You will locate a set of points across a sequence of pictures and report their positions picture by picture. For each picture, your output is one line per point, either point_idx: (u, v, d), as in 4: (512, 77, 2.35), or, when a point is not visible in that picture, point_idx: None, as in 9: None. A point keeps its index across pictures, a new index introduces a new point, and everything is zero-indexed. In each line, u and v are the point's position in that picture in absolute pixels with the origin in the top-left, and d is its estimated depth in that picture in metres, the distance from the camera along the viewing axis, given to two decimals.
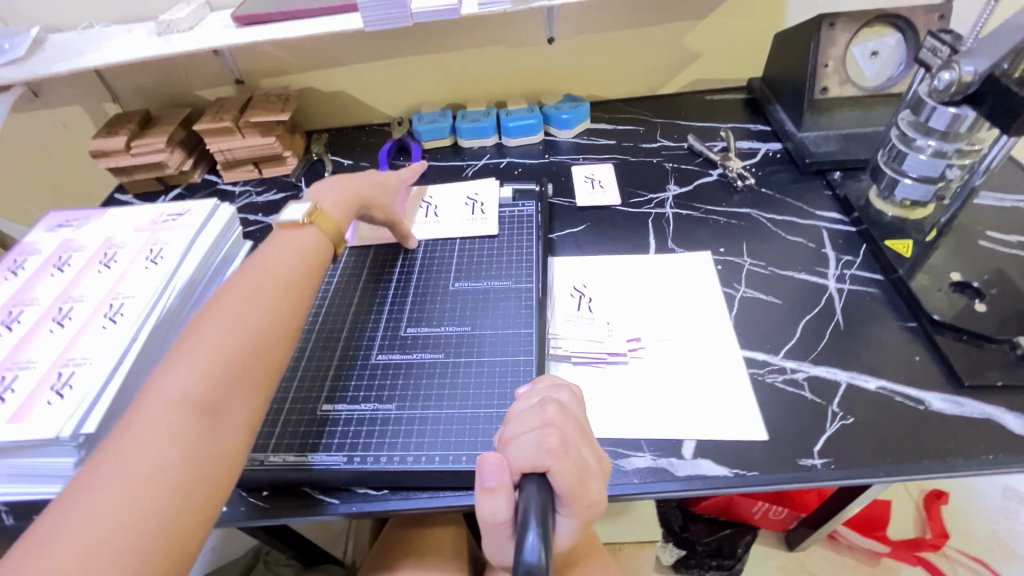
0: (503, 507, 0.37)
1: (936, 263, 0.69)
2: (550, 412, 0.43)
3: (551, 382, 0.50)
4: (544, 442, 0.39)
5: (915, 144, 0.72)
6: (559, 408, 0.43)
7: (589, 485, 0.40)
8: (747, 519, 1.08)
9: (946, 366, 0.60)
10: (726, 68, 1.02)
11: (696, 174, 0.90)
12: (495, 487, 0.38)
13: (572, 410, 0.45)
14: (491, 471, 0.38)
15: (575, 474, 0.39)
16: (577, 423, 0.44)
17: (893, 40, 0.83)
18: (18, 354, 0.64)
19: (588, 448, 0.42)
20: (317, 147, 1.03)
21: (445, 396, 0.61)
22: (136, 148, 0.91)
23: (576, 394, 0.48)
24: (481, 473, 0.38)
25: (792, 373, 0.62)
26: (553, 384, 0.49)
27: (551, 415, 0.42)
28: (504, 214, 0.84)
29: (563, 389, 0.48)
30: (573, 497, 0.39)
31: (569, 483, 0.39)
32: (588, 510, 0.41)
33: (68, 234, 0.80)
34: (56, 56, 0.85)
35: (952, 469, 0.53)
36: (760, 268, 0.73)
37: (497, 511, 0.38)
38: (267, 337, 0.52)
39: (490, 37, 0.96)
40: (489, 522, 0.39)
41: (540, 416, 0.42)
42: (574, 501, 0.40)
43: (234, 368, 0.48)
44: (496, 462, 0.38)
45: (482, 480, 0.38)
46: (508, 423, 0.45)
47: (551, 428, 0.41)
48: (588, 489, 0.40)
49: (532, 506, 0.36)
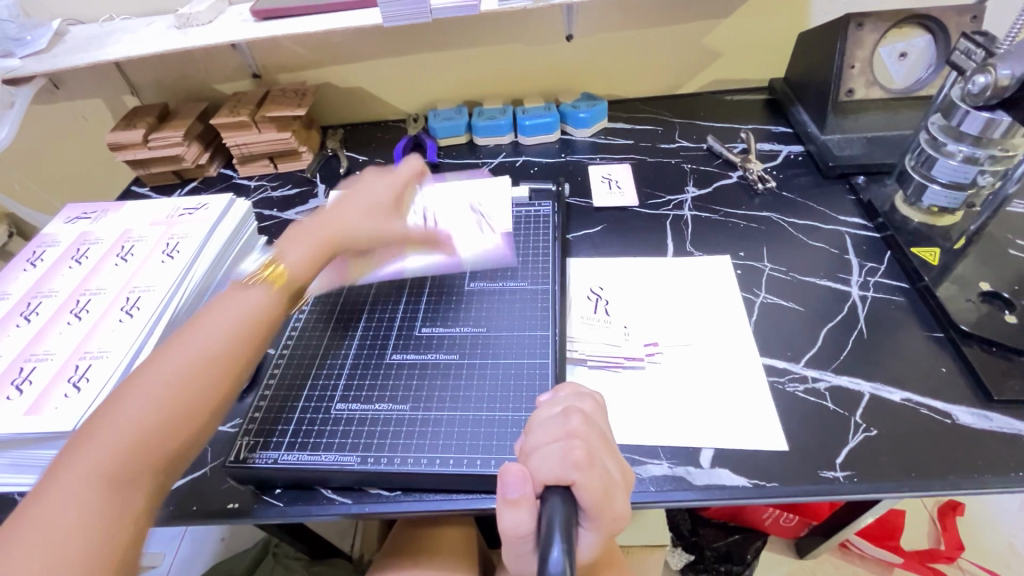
0: (527, 519, 0.37)
1: (964, 271, 0.67)
2: (575, 423, 0.42)
3: (570, 390, 0.50)
4: (570, 455, 0.39)
5: (945, 149, 0.70)
6: (584, 419, 0.43)
7: (614, 499, 0.40)
8: (756, 524, 1.07)
9: (974, 379, 0.59)
10: (747, 68, 1.00)
11: (715, 175, 0.88)
12: (518, 500, 0.37)
13: (597, 421, 0.45)
14: (514, 482, 0.37)
15: (600, 486, 0.39)
16: (601, 434, 0.44)
17: (923, 42, 0.81)
18: (36, 345, 0.64)
19: (612, 460, 0.42)
20: (332, 143, 1.02)
21: (460, 398, 0.60)
22: (154, 141, 0.91)
23: (598, 402, 0.49)
24: (503, 485, 0.37)
25: (814, 382, 0.60)
26: (576, 392, 0.49)
27: (576, 426, 0.42)
28: (520, 214, 0.83)
29: (586, 398, 0.48)
30: (598, 510, 0.39)
31: (594, 496, 0.38)
32: (611, 523, 0.40)
33: (86, 227, 0.81)
34: (76, 49, 0.85)
35: (979, 485, 0.51)
36: (781, 273, 0.72)
37: (520, 524, 0.37)
38: (183, 425, 0.46)
39: (508, 34, 0.95)
40: (511, 536, 0.38)
41: (564, 427, 0.42)
42: (599, 514, 0.39)
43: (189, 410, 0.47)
44: (519, 474, 0.38)
45: (504, 491, 0.37)
46: (530, 432, 0.44)
47: (577, 440, 0.41)
48: (612, 502, 0.39)
49: (557, 519, 0.36)
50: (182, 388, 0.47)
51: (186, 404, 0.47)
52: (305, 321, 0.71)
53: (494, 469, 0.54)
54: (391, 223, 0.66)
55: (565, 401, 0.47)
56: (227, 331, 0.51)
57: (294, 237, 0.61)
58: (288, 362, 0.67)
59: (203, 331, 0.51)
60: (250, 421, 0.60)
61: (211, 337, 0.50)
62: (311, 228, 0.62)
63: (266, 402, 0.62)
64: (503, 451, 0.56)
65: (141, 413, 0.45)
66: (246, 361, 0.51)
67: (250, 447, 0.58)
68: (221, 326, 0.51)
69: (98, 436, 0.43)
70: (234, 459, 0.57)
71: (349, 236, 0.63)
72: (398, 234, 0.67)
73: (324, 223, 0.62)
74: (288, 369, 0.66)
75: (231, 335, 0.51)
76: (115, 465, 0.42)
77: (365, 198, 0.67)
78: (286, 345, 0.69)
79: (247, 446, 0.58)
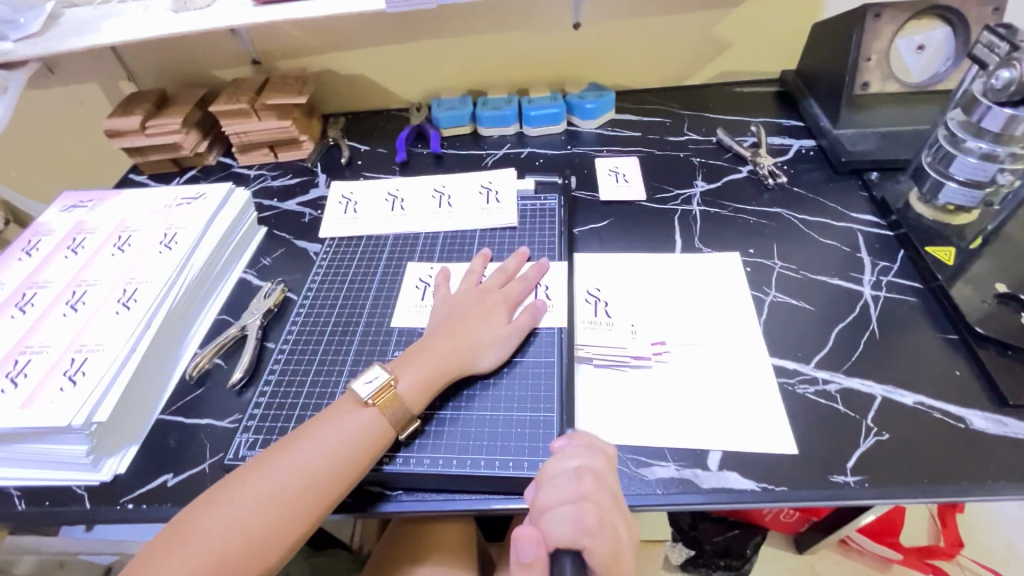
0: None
1: (979, 271, 0.66)
2: (586, 484, 0.45)
3: (584, 439, 0.50)
4: (582, 520, 0.42)
5: (965, 145, 0.69)
6: (595, 480, 0.45)
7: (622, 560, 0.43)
8: (757, 520, 1.04)
9: (988, 382, 0.58)
10: (758, 59, 0.98)
11: (725, 170, 0.86)
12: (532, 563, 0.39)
13: (607, 480, 0.46)
14: (527, 546, 0.39)
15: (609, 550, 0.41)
16: (612, 493, 0.46)
17: (942, 34, 0.78)
18: (31, 337, 0.63)
19: (622, 520, 0.45)
20: (334, 132, 1.00)
21: (464, 397, 0.59)
22: (151, 128, 0.89)
23: (608, 455, 0.49)
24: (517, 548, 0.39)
25: (824, 384, 0.59)
26: (587, 444, 0.49)
27: (586, 487, 0.44)
28: (524, 207, 0.81)
29: (597, 453, 0.49)
30: None
31: None
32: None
33: (82, 216, 0.79)
34: (71, 32, 0.83)
35: (992, 492, 0.50)
36: (791, 272, 0.70)
37: None
38: (279, 515, 0.47)
39: (514, 21, 0.92)
40: None
41: (575, 488, 0.44)
42: None
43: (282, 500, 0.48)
44: (532, 538, 0.39)
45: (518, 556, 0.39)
46: (542, 485, 0.46)
47: (589, 504, 0.43)
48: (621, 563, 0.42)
49: None
50: (287, 504, 0.48)
51: (289, 514, 0.48)
52: (305, 316, 0.70)
53: (498, 469, 0.53)
54: (490, 301, 0.64)
55: (578, 455, 0.47)
56: (330, 453, 0.50)
57: (404, 358, 0.58)
58: (289, 357, 0.66)
59: (312, 446, 0.51)
60: (249, 418, 0.60)
61: (313, 457, 0.50)
62: (421, 353, 0.58)
63: (267, 396, 0.62)
64: (506, 450, 0.55)
65: (248, 510, 0.47)
66: (349, 480, 0.50)
67: (250, 444, 0.58)
68: (330, 447, 0.51)
69: (207, 525, 0.46)
70: (233, 456, 0.57)
71: (456, 367, 0.58)
72: (498, 337, 0.61)
73: (430, 354, 0.58)
74: (288, 365, 0.65)
75: (333, 469, 0.50)
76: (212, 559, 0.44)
77: (457, 297, 0.65)
78: (287, 339, 0.68)
79: (247, 444, 0.58)
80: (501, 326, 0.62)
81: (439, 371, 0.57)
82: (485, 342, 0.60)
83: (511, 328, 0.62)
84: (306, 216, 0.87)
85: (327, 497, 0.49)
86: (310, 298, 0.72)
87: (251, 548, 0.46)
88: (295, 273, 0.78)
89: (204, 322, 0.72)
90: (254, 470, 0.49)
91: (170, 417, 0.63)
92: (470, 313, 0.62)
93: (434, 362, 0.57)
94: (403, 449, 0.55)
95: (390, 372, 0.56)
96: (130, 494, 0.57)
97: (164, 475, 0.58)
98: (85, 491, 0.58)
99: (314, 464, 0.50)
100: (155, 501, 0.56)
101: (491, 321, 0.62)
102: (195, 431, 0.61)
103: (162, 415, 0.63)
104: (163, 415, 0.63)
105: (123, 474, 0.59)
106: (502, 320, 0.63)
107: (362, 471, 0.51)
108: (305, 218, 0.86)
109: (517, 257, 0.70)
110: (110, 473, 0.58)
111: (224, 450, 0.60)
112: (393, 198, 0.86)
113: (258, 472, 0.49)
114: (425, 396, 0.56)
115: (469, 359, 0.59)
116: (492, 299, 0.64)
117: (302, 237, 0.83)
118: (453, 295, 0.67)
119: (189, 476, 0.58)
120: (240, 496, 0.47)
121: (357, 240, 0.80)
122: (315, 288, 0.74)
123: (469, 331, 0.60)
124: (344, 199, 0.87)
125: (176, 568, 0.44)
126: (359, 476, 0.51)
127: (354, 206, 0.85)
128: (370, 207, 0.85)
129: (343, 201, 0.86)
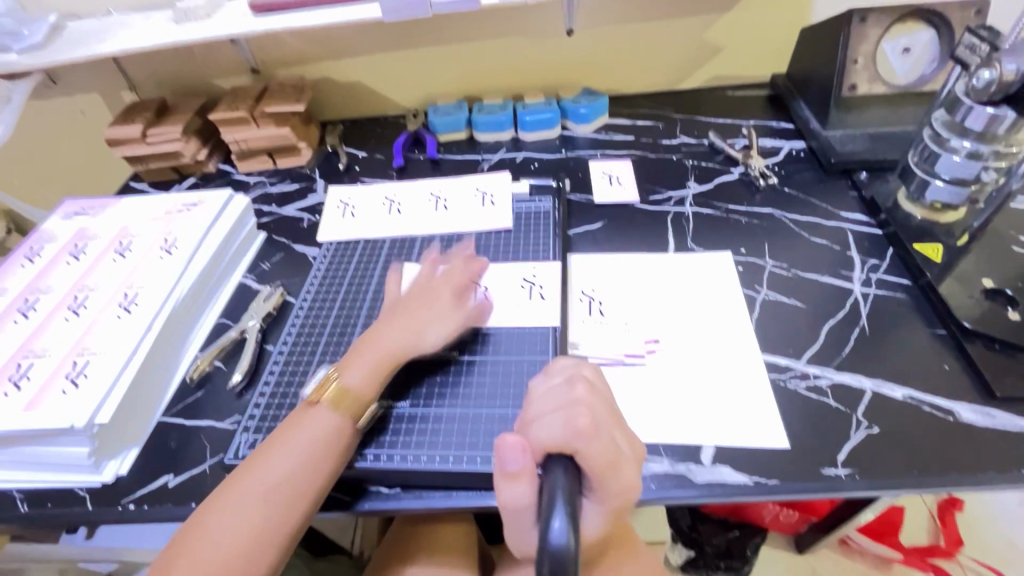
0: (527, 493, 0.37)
1: (966, 268, 0.67)
2: (579, 393, 0.43)
3: (564, 360, 0.49)
4: (573, 424, 0.40)
5: (949, 144, 0.71)
6: (588, 388, 0.44)
7: (619, 471, 0.40)
8: (757, 521, 1.06)
9: (977, 376, 0.59)
10: (749, 63, 1.00)
11: (716, 171, 0.88)
12: (518, 472, 0.38)
13: (601, 389, 0.45)
14: (513, 455, 0.38)
15: (604, 458, 0.39)
16: (606, 404, 0.44)
17: (927, 37, 0.80)
18: (34, 342, 0.64)
19: (618, 432, 0.43)
20: (332, 138, 1.02)
21: (420, 395, 0.60)
22: (152, 136, 0.91)
23: (597, 369, 0.49)
24: (503, 457, 0.38)
25: (815, 379, 0.60)
26: (571, 360, 0.49)
27: (580, 395, 0.43)
28: (519, 210, 0.82)
29: (585, 363, 0.49)
30: (602, 481, 0.40)
31: (596, 465, 0.39)
32: (618, 497, 0.41)
33: (84, 222, 0.80)
34: (74, 43, 0.85)
35: (981, 482, 0.51)
36: (782, 270, 0.72)
37: (520, 496, 0.38)
38: (276, 511, 0.49)
39: (509, 28, 0.94)
40: (512, 510, 0.38)
41: (567, 396, 0.43)
42: (603, 487, 0.40)
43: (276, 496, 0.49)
44: (518, 447, 0.38)
45: (503, 464, 0.38)
46: (530, 402, 0.45)
47: (580, 409, 0.41)
48: (618, 474, 0.40)
49: (560, 487, 0.36)
50: (271, 506, 0.49)
51: (275, 515, 0.48)
52: (304, 318, 0.71)
53: (494, 465, 0.54)
54: (435, 285, 0.64)
55: (565, 369, 0.48)
56: (313, 445, 0.52)
57: (350, 354, 0.59)
58: (288, 358, 0.67)
59: (295, 442, 0.52)
60: (249, 419, 0.61)
61: (298, 453, 0.51)
62: (365, 345, 0.59)
63: (266, 397, 0.63)
64: None
65: (246, 510, 0.48)
66: (327, 475, 0.51)
67: (250, 445, 0.59)
68: (302, 447, 0.52)
69: (198, 538, 0.47)
70: (232, 456, 0.58)
71: (401, 352, 0.59)
72: (441, 325, 0.62)
73: (374, 347, 0.59)
74: (288, 366, 0.66)
75: (310, 466, 0.51)
76: (221, 559, 0.46)
77: (403, 291, 0.66)
78: (286, 341, 0.69)
79: (247, 444, 0.59)
80: (445, 308, 0.62)
81: (381, 359, 0.58)
82: (428, 324, 0.61)
83: (455, 317, 0.63)
84: (304, 221, 0.88)
85: (317, 486, 0.51)
86: (308, 300, 0.74)
87: (245, 554, 0.47)
88: (294, 276, 0.79)
89: (205, 326, 0.73)
90: (234, 481, 0.50)
91: (171, 418, 0.64)
92: (415, 300, 0.63)
93: (376, 351, 0.58)
94: (397, 444, 0.56)
95: (339, 367, 0.57)
96: (132, 495, 0.58)
97: (165, 476, 0.59)
98: (86, 492, 0.59)
99: (300, 458, 0.51)
100: (156, 502, 0.57)
101: (436, 305, 0.62)
102: (196, 433, 0.62)
103: (162, 418, 0.64)
104: (163, 418, 0.64)
105: (125, 476, 0.59)
106: (450, 304, 0.63)
107: (338, 464, 0.52)
108: (303, 223, 0.88)
109: (494, 255, 0.71)
110: (112, 474, 0.59)
111: (223, 450, 0.60)
112: (390, 202, 0.87)
113: (238, 482, 0.50)
114: (375, 386, 0.57)
115: (414, 346, 0.60)
116: (438, 284, 0.64)
117: (300, 242, 0.84)
118: (400, 290, 0.68)
119: (189, 476, 0.58)
120: (235, 499, 0.49)
121: (355, 243, 0.81)
122: (313, 291, 0.75)
123: (414, 321, 0.61)
124: (342, 204, 0.88)
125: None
126: (336, 470, 0.52)
127: (352, 210, 0.87)
128: (368, 211, 0.86)
129: (341, 205, 0.88)
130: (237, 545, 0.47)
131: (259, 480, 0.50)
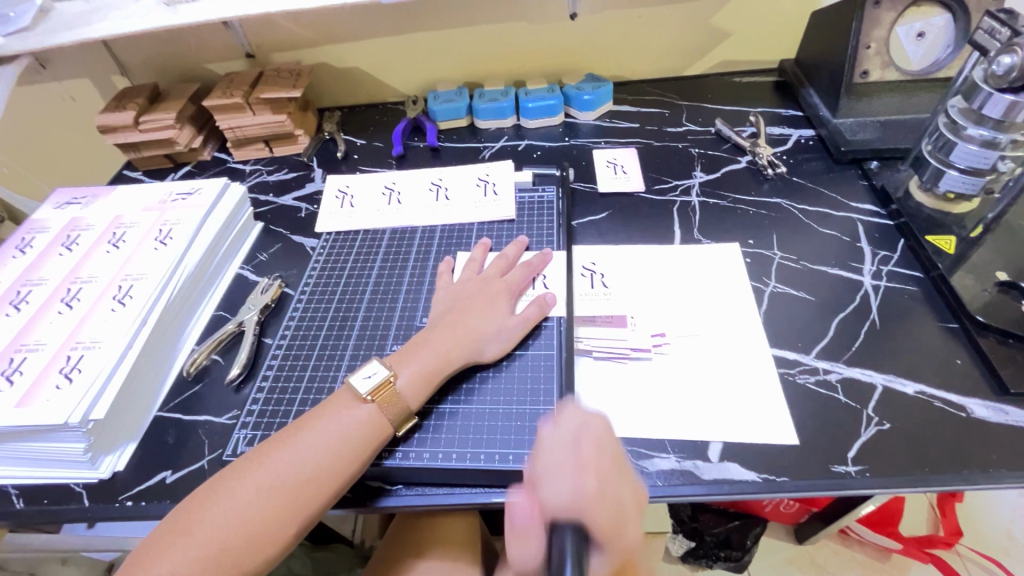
0: (537, 555, 0.38)
1: (979, 260, 0.66)
2: (586, 452, 0.43)
3: (574, 412, 0.47)
4: (581, 490, 0.39)
5: (965, 133, 0.69)
6: (595, 447, 0.43)
7: (628, 528, 0.40)
8: (757, 511, 1.05)
9: (989, 370, 0.57)
10: (756, 48, 0.97)
11: (723, 160, 0.86)
12: (527, 533, 0.39)
13: (607, 445, 0.44)
14: (522, 514, 0.40)
15: (614, 520, 0.38)
16: (611, 459, 0.43)
17: (942, 21, 0.77)
18: (26, 335, 0.62)
19: (624, 487, 0.42)
20: (330, 126, 0.99)
21: (463, 391, 0.59)
22: (145, 123, 0.88)
23: (604, 419, 0.47)
24: (514, 516, 0.40)
25: (825, 374, 0.59)
26: (577, 408, 0.48)
27: (587, 455, 0.43)
28: (522, 200, 0.81)
29: (593, 418, 0.46)
30: (612, 541, 0.38)
31: (607, 528, 0.38)
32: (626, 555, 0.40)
33: (76, 212, 0.78)
34: (62, 26, 0.82)
35: (993, 480, 0.50)
36: (791, 262, 0.70)
37: (530, 559, 0.38)
38: (281, 509, 0.47)
39: (510, 12, 0.91)
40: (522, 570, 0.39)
41: (573, 455, 0.42)
42: (614, 545, 0.38)
43: (283, 494, 0.47)
44: (527, 507, 0.40)
45: (515, 522, 0.40)
46: (538, 456, 0.44)
47: (588, 474, 0.41)
48: (627, 532, 0.39)
49: (570, 546, 0.35)
50: (286, 498, 0.47)
51: (289, 508, 0.47)
52: (303, 312, 0.70)
53: (498, 463, 0.53)
54: (492, 291, 0.64)
55: (571, 422, 0.46)
56: (334, 448, 0.50)
57: (403, 352, 0.58)
58: (286, 353, 0.65)
59: (315, 440, 0.50)
60: (248, 415, 0.60)
61: (316, 451, 0.50)
62: (420, 347, 0.58)
63: (265, 393, 0.62)
64: (505, 445, 0.54)
65: (252, 502, 0.47)
66: (348, 477, 0.50)
67: (248, 441, 0.58)
68: (329, 442, 0.50)
69: (209, 517, 0.46)
70: (231, 452, 0.57)
71: (457, 357, 0.58)
72: (502, 327, 0.61)
73: (431, 347, 0.58)
74: (286, 360, 0.65)
75: (332, 465, 0.49)
76: (217, 550, 0.44)
77: (459, 287, 0.66)
78: (284, 335, 0.67)
79: (245, 440, 0.58)
80: (503, 316, 0.62)
81: (439, 365, 0.57)
82: (486, 332, 0.60)
83: (514, 318, 0.62)
84: (302, 211, 0.86)
85: (329, 491, 0.49)
86: (308, 293, 0.72)
87: (249, 543, 0.45)
88: (292, 268, 0.77)
89: (201, 319, 0.72)
90: (253, 463, 0.49)
91: (168, 413, 0.63)
92: (472, 303, 0.62)
93: (435, 356, 0.57)
94: (402, 444, 0.55)
95: (389, 368, 0.56)
96: (129, 491, 0.57)
97: (163, 472, 0.58)
98: (83, 489, 0.58)
99: (316, 458, 0.49)
100: (154, 498, 0.56)
101: (494, 311, 0.62)
102: (194, 428, 0.61)
103: (160, 412, 0.63)
104: (161, 412, 0.63)
105: (121, 471, 0.58)
106: (504, 309, 0.62)
107: (360, 468, 0.51)
108: (301, 213, 0.86)
109: (517, 245, 0.70)
110: (109, 470, 0.58)
111: (222, 446, 0.59)
112: (390, 191, 0.85)
113: (257, 466, 0.49)
114: (424, 390, 0.56)
115: (471, 349, 0.59)
116: (494, 289, 0.64)
117: (299, 233, 0.82)
118: (454, 285, 0.67)
119: (187, 472, 0.57)
120: (244, 488, 0.47)
121: (354, 234, 0.80)
122: (312, 283, 0.73)
123: (472, 322, 0.60)
124: (341, 193, 0.86)
125: (177, 559, 0.44)
126: (356, 473, 0.51)
127: (351, 200, 0.85)
128: (367, 201, 0.84)
129: (338, 195, 0.86)
130: (234, 539, 0.45)
131: (271, 474, 0.48)
